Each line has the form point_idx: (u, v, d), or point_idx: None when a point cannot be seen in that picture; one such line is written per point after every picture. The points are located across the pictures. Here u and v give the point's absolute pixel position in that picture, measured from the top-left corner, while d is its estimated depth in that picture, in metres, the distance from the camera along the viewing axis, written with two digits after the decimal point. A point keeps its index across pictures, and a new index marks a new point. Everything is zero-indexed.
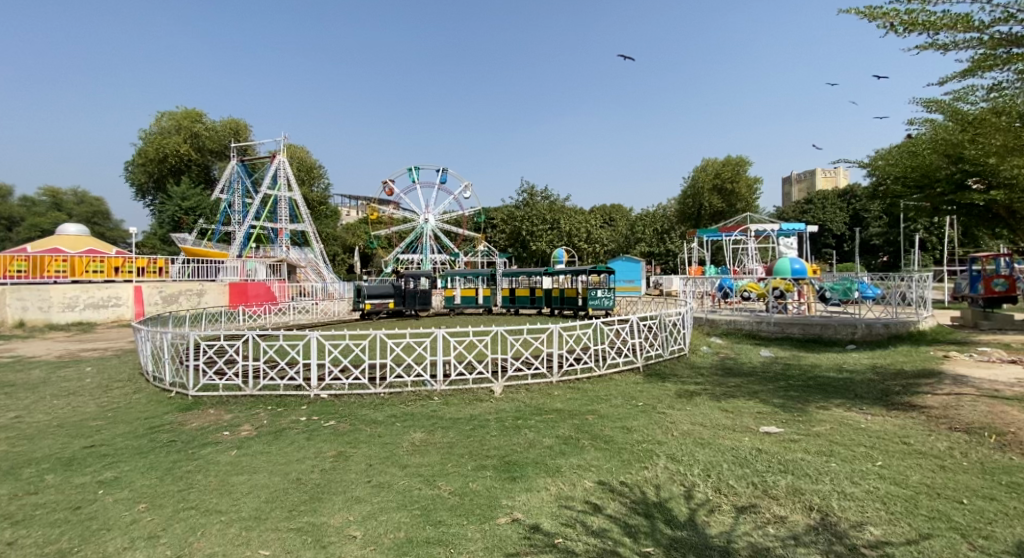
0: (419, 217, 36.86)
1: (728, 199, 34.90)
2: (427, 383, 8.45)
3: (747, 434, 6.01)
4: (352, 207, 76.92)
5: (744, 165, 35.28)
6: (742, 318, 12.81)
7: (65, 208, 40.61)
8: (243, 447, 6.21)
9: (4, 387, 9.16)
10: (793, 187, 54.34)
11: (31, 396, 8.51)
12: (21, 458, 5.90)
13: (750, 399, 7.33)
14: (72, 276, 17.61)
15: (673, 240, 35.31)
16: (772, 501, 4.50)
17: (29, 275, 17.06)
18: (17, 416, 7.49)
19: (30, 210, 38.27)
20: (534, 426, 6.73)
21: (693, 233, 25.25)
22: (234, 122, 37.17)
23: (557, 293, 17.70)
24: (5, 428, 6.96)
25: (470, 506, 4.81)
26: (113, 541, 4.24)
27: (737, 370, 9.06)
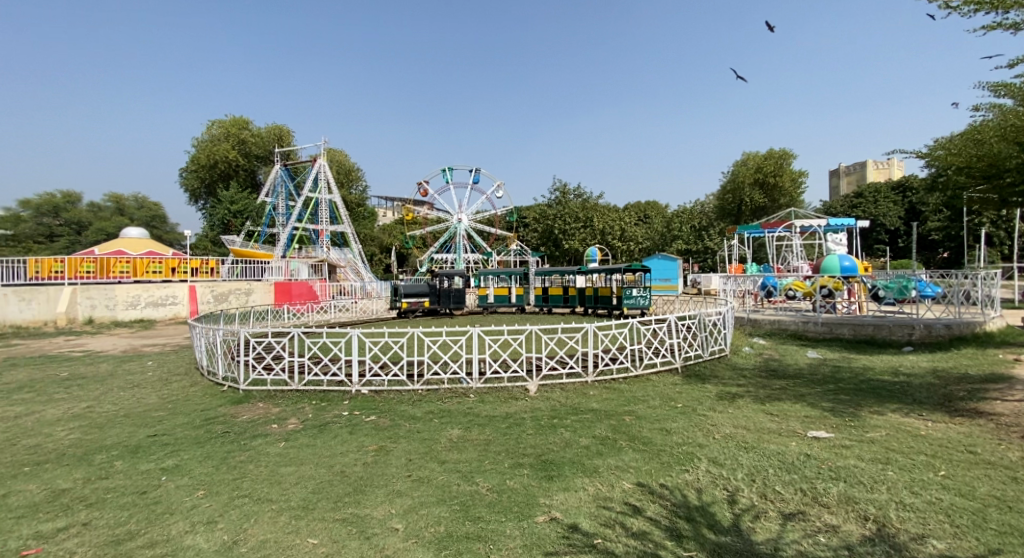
0: (452, 217, 37.32)
1: (770, 193, 33.91)
2: (464, 380, 8.60)
3: (793, 438, 5.86)
4: (387, 209, 78.67)
5: (787, 158, 34.03)
6: (787, 318, 12.46)
7: (127, 213, 43.12)
8: (291, 440, 6.47)
9: (75, 379, 9.80)
10: (843, 179, 52.29)
11: (100, 388, 9.08)
12: (93, 445, 6.31)
13: (797, 402, 7.13)
14: (134, 276, 18.63)
15: (712, 238, 34.52)
16: (823, 509, 4.39)
17: (97, 275, 18.08)
18: (88, 406, 8.00)
19: (97, 215, 40.76)
20: (570, 426, 6.74)
21: (733, 230, 24.62)
22: (278, 128, 38.43)
23: (590, 292, 17.58)
24: (79, 417, 7.46)
25: (509, 503, 4.87)
26: (175, 524, 4.49)
27: (781, 372, 8.82)
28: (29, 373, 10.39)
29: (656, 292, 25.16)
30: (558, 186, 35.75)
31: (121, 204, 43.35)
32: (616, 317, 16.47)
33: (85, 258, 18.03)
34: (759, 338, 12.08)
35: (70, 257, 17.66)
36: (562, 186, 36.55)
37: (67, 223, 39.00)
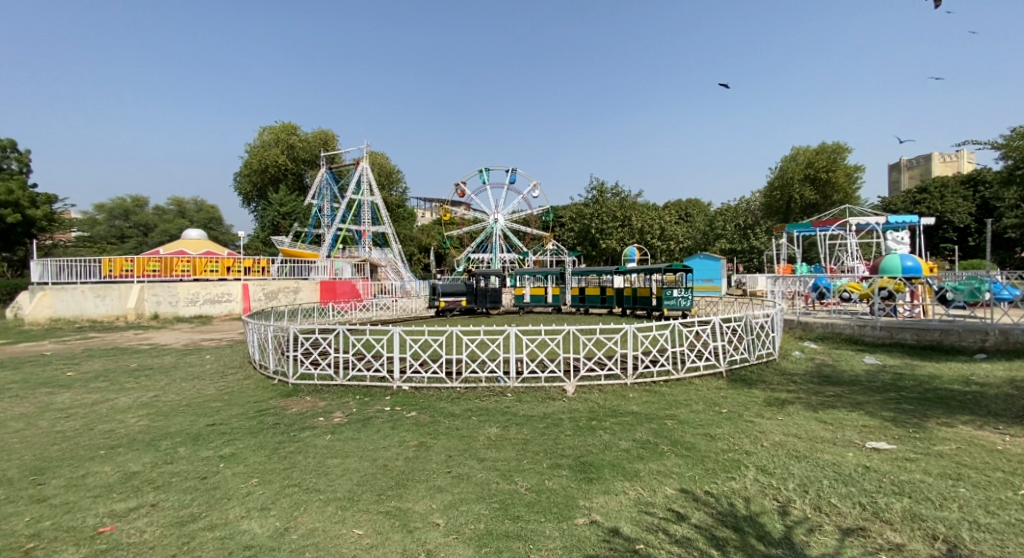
0: (488, 217, 37.79)
1: (822, 189, 32.81)
2: (502, 379, 8.69)
3: (851, 449, 5.67)
4: (426, 209, 80.02)
5: (841, 153, 33.14)
6: (843, 323, 12.03)
7: (188, 215, 45.39)
8: (337, 433, 6.68)
9: (143, 369, 10.41)
10: (904, 173, 49.86)
11: (165, 378, 9.62)
12: (159, 431, 6.69)
13: (854, 410, 6.89)
14: (194, 275, 19.43)
15: (758, 237, 33.21)
16: (884, 525, 4.25)
17: (162, 273, 18.99)
18: (155, 395, 8.48)
19: (160, 218, 43.12)
20: (609, 428, 6.72)
21: (779, 229, 23.76)
22: (324, 133, 39.65)
23: (629, 293, 17.34)
24: (147, 405, 7.92)
25: (548, 504, 4.90)
26: (233, 509, 4.72)
27: (836, 379, 8.52)
28: (103, 363, 11.11)
29: (699, 293, 24.64)
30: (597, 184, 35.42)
31: (182, 206, 45.77)
32: (656, 318, 16.16)
33: (151, 258, 18.90)
34: (811, 342, 11.69)
35: (138, 257, 18.68)
36: (600, 185, 36.24)
37: (135, 225, 41.60)
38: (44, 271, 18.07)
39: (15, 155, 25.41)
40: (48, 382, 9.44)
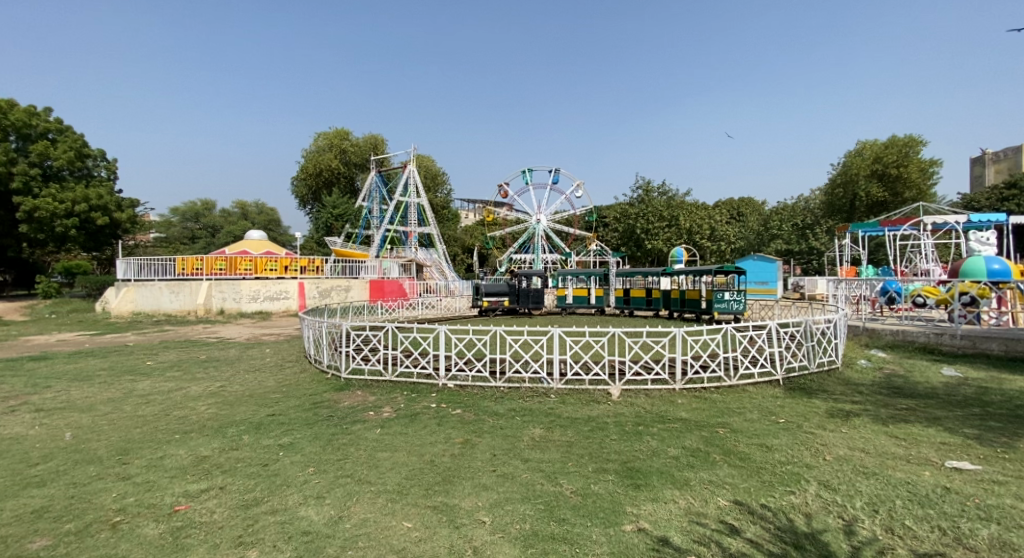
0: (532, 218, 37.89)
1: (892, 186, 30.76)
2: (545, 380, 8.67)
3: (927, 468, 5.35)
4: (469, 210, 81.16)
5: (915, 145, 30.62)
6: (916, 331, 11.35)
7: (250, 217, 47.64)
8: (386, 427, 6.82)
9: (211, 360, 10.99)
10: (991, 167, 46.86)
11: (230, 369, 10.11)
12: (226, 419, 7.01)
13: (930, 426, 6.49)
14: (256, 273, 20.16)
15: (818, 238, 30.96)
16: (968, 553, 3.99)
17: (227, 271, 19.81)
18: (221, 385, 8.91)
19: (226, 219, 45.52)
20: (657, 434, 6.58)
21: (843, 229, 22.32)
22: (373, 137, 40.72)
23: (676, 295, 16.94)
24: (215, 394, 8.33)
25: (594, 509, 4.83)
26: (292, 496, 4.90)
27: (908, 391, 8.04)
28: (177, 354, 11.80)
29: (752, 296, 23.88)
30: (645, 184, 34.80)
31: (245, 208, 48.02)
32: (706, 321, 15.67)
33: (217, 257, 19.74)
34: (879, 350, 11.13)
35: (207, 256, 19.62)
36: (646, 184, 35.45)
37: (205, 227, 44.10)
38: (128, 268, 19.80)
39: (104, 163, 27.52)
40: (130, 370, 10.12)
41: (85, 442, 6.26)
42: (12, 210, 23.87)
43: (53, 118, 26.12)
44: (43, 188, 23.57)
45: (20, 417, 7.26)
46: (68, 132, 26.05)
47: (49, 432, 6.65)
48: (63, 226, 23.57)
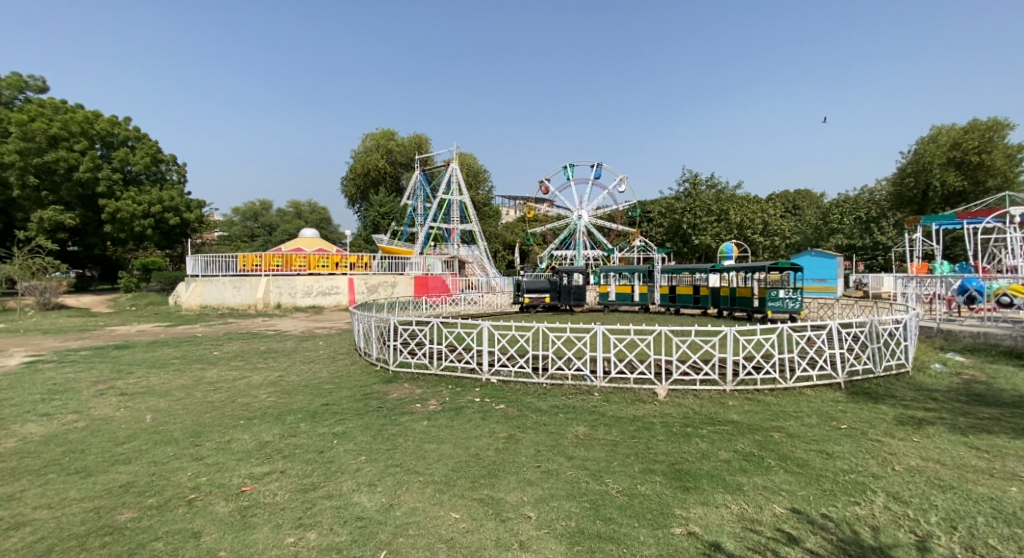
0: (573, 214, 37.68)
1: (971, 174, 26.58)
2: (588, 378, 8.58)
3: (1012, 483, 4.96)
4: (511, 207, 81.44)
5: (1000, 130, 26.87)
6: (1002, 334, 10.59)
7: (304, 216, 49.32)
8: (432, 419, 6.88)
9: (269, 351, 11.43)
10: None
11: (287, 360, 10.48)
12: (284, 407, 7.25)
13: (1015, 438, 6.02)
14: (309, 269, 20.97)
15: (885, 231, 28.83)
16: None
17: (284, 267, 20.66)
18: (279, 375, 9.25)
19: (282, 218, 47.32)
20: (708, 437, 6.37)
21: (914, 220, 20.99)
22: (419, 136, 41.34)
23: (726, 293, 16.40)
24: (274, 383, 8.65)
25: (641, 509, 4.72)
26: (345, 482, 5.02)
27: (990, 399, 7.48)
28: (239, 344, 12.33)
29: (810, 293, 22.97)
30: (692, 175, 33.99)
31: (299, 208, 49.67)
32: (758, 320, 15.09)
33: (274, 254, 20.62)
34: (955, 354, 10.44)
35: (266, 252, 20.51)
36: (693, 176, 34.26)
37: (263, 225, 46.17)
38: (196, 267, 20.35)
39: (176, 167, 28.96)
40: (198, 358, 10.66)
41: (162, 424, 6.62)
42: (98, 211, 25.48)
43: (131, 125, 27.68)
44: (124, 191, 25.03)
45: (106, 400, 7.76)
46: (144, 138, 27.60)
47: (130, 414, 7.06)
48: (141, 226, 25.00)
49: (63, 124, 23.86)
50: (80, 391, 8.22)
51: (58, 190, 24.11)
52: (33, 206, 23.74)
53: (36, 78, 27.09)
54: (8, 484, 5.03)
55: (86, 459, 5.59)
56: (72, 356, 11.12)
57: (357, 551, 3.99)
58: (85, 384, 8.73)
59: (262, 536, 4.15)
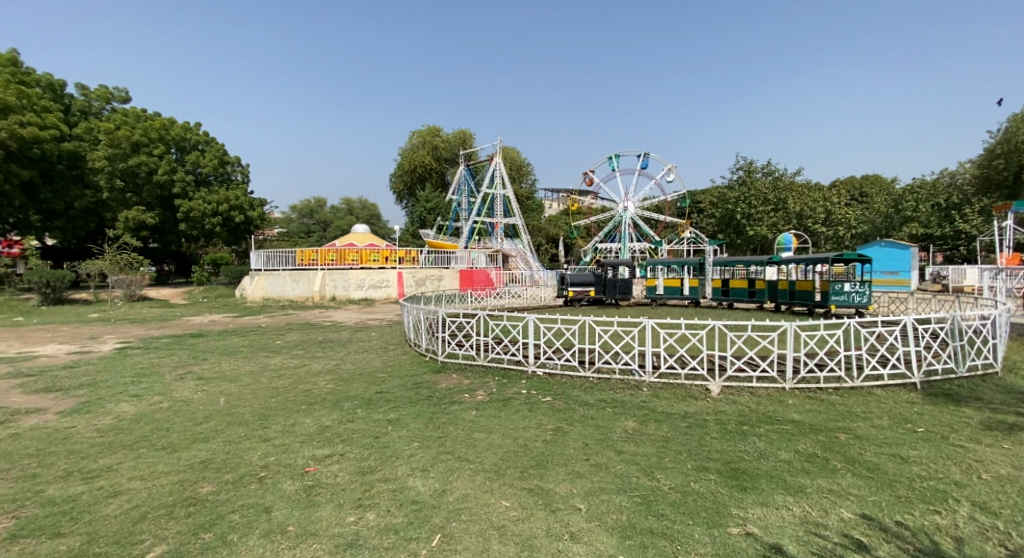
0: (618, 206, 37.04)
1: None
2: (636, 372, 8.37)
3: None
4: (554, 200, 81.13)
5: None
6: None
7: (356, 212, 50.63)
8: (481, 409, 6.86)
9: (326, 341, 11.77)
10: None
11: (343, 349, 10.76)
12: (342, 393, 7.43)
13: None
14: (361, 264, 21.48)
15: (967, 219, 26.67)
16: None
17: (338, 262, 21.25)
18: (336, 363, 9.51)
19: (335, 215, 48.72)
20: (765, 436, 6.08)
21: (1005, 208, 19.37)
22: (463, 132, 41.43)
23: (784, 286, 15.68)
24: (332, 370, 8.90)
25: (695, 507, 4.54)
26: (399, 467, 5.09)
27: None
28: (299, 334, 12.76)
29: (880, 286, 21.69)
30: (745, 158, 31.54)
31: (351, 205, 50.97)
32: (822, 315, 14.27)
33: (329, 250, 21.26)
34: None
35: (322, 247, 21.15)
36: (748, 164, 32.61)
37: (318, 222, 47.89)
38: (259, 259, 21.48)
39: (240, 167, 30.31)
40: (264, 347, 11.11)
41: (234, 407, 6.90)
42: (174, 211, 27.02)
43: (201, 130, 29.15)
44: (196, 191, 26.39)
45: (184, 383, 8.17)
46: (212, 142, 28.99)
47: (206, 397, 7.40)
48: (211, 224, 26.38)
49: (144, 131, 25.43)
50: (162, 375, 8.70)
51: (140, 192, 25.59)
52: (119, 207, 25.25)
53: (121, 89, 28.97)
54: (106, 456, 5.38)
55: (170, 436, 5.89)
56: (155, 343, 11.81)
57: (413, 533, 4.04)
58: (166, 368, 9.24)
59: (326, 514, 4.28)
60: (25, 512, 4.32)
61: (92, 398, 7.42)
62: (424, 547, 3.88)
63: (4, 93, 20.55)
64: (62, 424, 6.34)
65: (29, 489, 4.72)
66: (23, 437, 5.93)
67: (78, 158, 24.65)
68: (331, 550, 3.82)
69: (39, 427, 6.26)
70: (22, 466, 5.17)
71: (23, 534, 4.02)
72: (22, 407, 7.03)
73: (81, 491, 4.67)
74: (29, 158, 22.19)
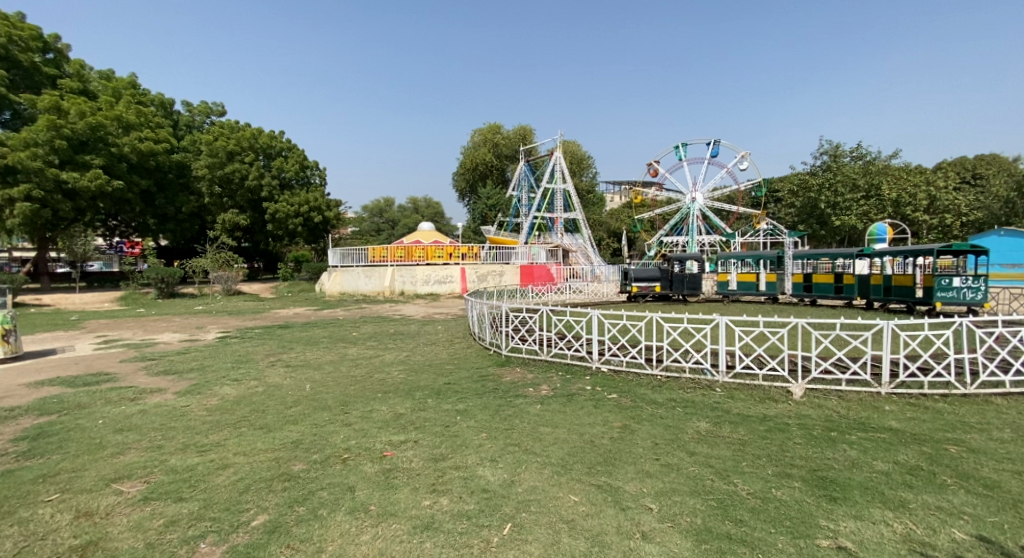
0: (686, 197, 35.87)
1: None
2: (708, 372, 7.90)
3: None
4: (615, 192, 79.65)
5: None
6: None
7: (421, 211, 51.86)
8: (546, 403, 6.68)
9: (397, 333, 11.99)
10: None
11: (413, 341, 10.91)
12: (413, 383, 7.47)
13: None
14: (427, 260, 21.98)
15: None
16: None
17: (406, 259, 21.89)
18: (407, 354, 9.64)
19: (402, 214, 50.06)
20: (857, 443, 5.52)
21: None
22: (524, 128, 41.24)
23: (877, 281, 14.41)
24: (403, 361, 9.01)
25: (777, 514, 4.15)
26: (469, 456, 5.01)
27: None
28: (374, 326, 13.10)
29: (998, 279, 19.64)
30: (830, 142, 28.49)
31: (416, 204, 52.18)
32: (925, 314, 12.93)
33: (397, 247, 21.95)
34: None
35: (391, 245, 21.88)
36: (835, 148, 30.35)
37: (387, 221, 49.40)
38: (335, 257, 22.66)
39: (318, 171, 31.60)
40: (342, 337, 11.46)
41: (318, 393, 7.07)
42: (263, 213, 28.58)
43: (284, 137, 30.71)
44: (281, 195, 27.98)
45: (275, 369, 8.52)
46: (294, 149, 30.39)
47: (294, 382, 7.65)
48: (294, 224, 27.79)
49: (237, 140, 27.20)
50: (257, 361, 9.13)
51: (235, 197, 27.29)
52: (217, 210, 26.96)
53: (218, 104, 31.16)
54: (215, 432, 5.62)
55: (266, 417, 6.10)
56: (249, 333, 12.48)
57: (484, 520, 3.94)
58: (259, 355, 9.70)
59: (403, 496, 4.26)
60: (153, 478, 4.58)
61: (200, 380, 7.87)
62: (495, 535, 3.76)
63: (127, 112, 22.49)
64: (178, 403, 6.73)
65: (154, 458, 5.00)
66: (148, 413, 6.34)
67: (185, 167, 26.48)
68: (409, 532, 3.78)
69: (160, 405, 6.67)
70: (150, 438, 5.50)
71: (153, 497, 4.24)
72: (146, 387, 7.56)
73: (197, 462, 4.90)
74: (146, 170, 23.56)
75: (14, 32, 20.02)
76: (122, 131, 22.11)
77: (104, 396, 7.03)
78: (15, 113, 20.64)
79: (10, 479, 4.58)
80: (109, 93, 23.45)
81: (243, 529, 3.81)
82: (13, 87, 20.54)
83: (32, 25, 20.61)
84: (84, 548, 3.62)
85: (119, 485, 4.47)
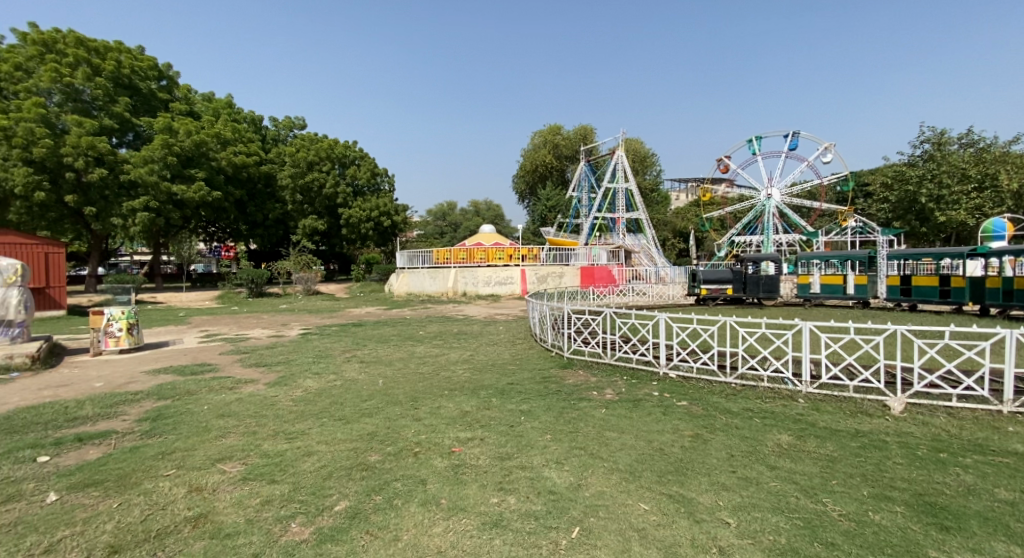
0: (760, 193, 34.03)
1: None
2: (789, 382, 7.25)
3: None
4: (678, 192, 77.21)
5: None
6: None
7: (483, 213, 52.41)
8: (612, 408, 6.34)
9: (461, 333, 11.96)
10: None
11: (475, 341, 10.83)
12: (478, 382, 7.34)
13: None
14: (488, 261, 22.05)
15: None
16: None
17: (467, 260, 22.10)
18: (471, 353, 9.56)
19: (466, 217, 50.73)
20: (970, 467, 4.83)
21: None
22: (584, 128, 40.65)
23: (994, 283, 12.96)
24: (468, 360, 8.93)
25: (877, 541, 3.64)
26: (534, 457, 4.78)
27: None
28: (439, 326, 13.15)
29: None
30: (931, 130, 26.08)
31: (478, 208, 52.70)
32: None
33: (460, 249, 22.18)
34: None
35: (455, 247, 22.14)
36: (936, 136, 27.71)
37: (449, 224, 50.25)
38: (402, 259, 23.19)
39: (388, 178, 32.47)
40: (410, 336, 11.56)
41: (389, 388, 7.09)
42: (338, 218, 29.64)
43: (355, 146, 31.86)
44: (354, 201, 28.97)
45: (350, 365, 8.67)
46: (365, 157, 31.37)
47: (368, 377, 7.72)
48: (365, 229, 28.68)
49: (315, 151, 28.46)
50: (335, 357, 9.34)
51: (314, 203, 28.49)
52: (299, 217, 27.98)
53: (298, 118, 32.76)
54: (299, 422, 5.70)
55: (344, 409, 6.15)
56: (327, 330, 12.89)
57: (553, 522, 3.69)
58: (336, 351, 9.92)
59: (472, 492, 4.09)
60: (249, 460, 4.65)
61: (286, 373, 8.12)
62: (564, 538, 3.51)
63: (224, 129, 24.10)
64: (267, 392, 6.94)
65: (251, 442, 5.11)
66: (244, 400, 6.56)
67: (271, 178, 27.83)
68: (479, 527, 3.60)
69: (254, 393, 6.90)
70: (246, 423, 5.64)
71: (252, 477, 4.31)
72: (240, 377, 7.87)
73: (287, 447, 4.96)
74: (240, 181, 25.41)
75: (137, 64, 21.74)
76: (220, 146, 23.68)
77: (207, 384, 7.37)
78: (137, 135, 21.80)
79: (136, 454, 4.80)
80: (211, 113, 25.39)
81: (328, 512, 3.76)
82: (134, 112, 22.03)
83: (150, 57, 22.43)
84: (196, 519, 3.69)
85: (222, 464, 4.58)
